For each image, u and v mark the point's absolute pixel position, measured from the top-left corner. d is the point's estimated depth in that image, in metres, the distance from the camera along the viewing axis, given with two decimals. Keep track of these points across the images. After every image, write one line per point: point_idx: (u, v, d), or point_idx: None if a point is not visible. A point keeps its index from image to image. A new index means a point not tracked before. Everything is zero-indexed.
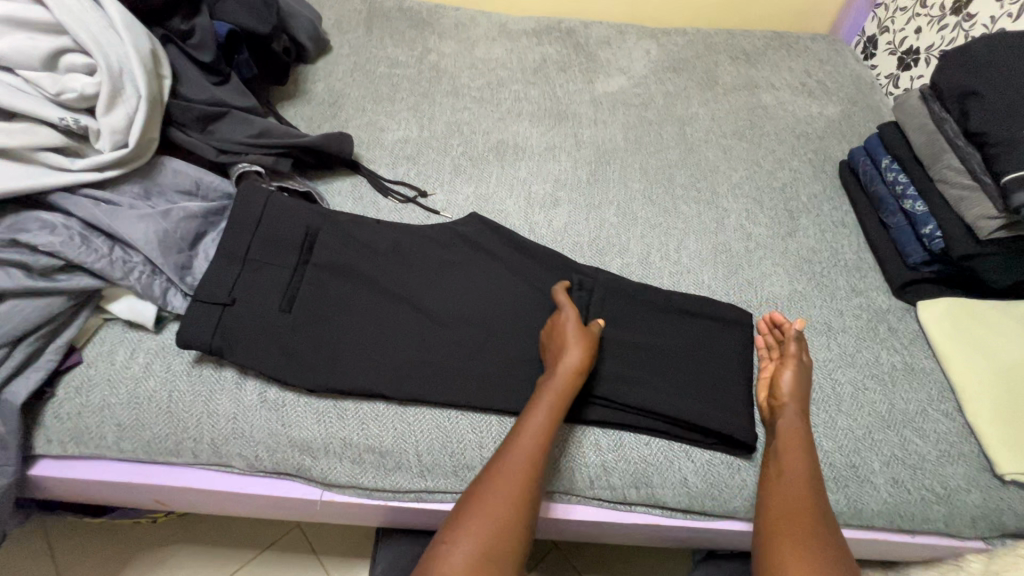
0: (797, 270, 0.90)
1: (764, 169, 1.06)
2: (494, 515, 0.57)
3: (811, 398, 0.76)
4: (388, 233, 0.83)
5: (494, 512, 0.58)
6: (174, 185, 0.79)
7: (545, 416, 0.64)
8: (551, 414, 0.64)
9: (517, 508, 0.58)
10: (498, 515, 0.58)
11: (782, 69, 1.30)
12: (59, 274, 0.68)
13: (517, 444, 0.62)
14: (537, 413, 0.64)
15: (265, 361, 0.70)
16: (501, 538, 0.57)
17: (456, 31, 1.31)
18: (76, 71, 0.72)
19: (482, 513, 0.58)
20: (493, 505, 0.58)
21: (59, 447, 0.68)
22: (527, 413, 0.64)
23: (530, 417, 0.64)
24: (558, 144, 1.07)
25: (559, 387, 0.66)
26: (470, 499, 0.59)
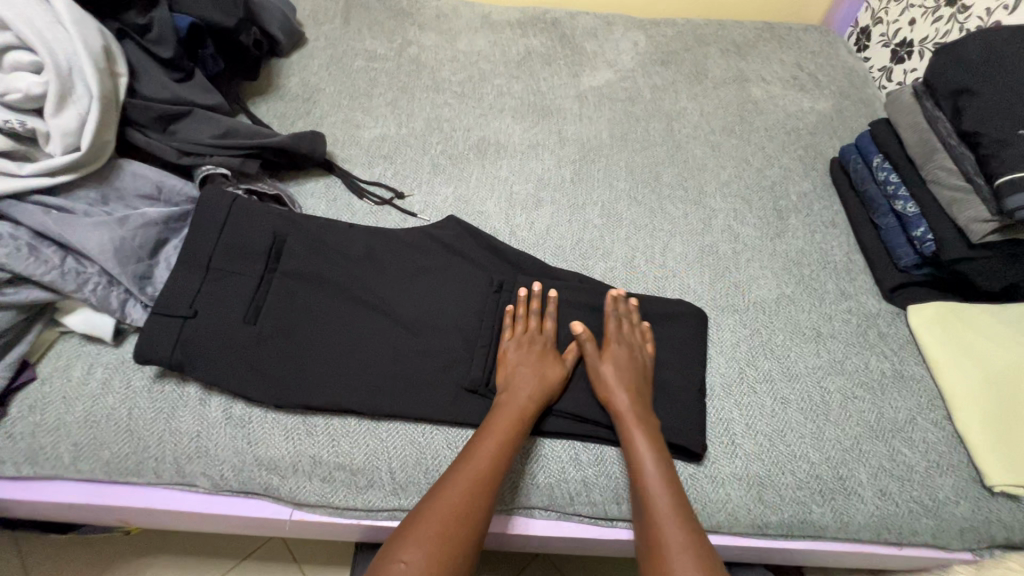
0: (785, 272, 0.88)
1: (754, 167, 1.03)
2: (438, 527, 0.55)
3: (798, 407, 0.73)
4: (362, 238, 0.80)
5: (437, 524, 0.55)
6: (132, 190, 0.75)
7: (503, 428, 0.63)
8: (511, 429, 0.63)
9: (463, 522, 0.56)
10: (444, 530, 0.55)
11: (773, 62, 1.27)
12: (7, 288, 0.64)
13: (473, 459, 0.60)
14: (496, 430, 0.63)
15: (229, 376, 0.66)
16: (448, 555, 0.54)
17: (437, 23, 1.26)
18: (21, 69, 0.67)
19: (429, 527, 0.55)
20: (439, 518, 0.56)
21: (12, 469, 0.65)
22: (488, 428, 0.63)
23: (489, 434, 0.62)
24: (542, 141, 1.03)
25: (518, 402, 0.65)
26: (417, 514, 0.57)
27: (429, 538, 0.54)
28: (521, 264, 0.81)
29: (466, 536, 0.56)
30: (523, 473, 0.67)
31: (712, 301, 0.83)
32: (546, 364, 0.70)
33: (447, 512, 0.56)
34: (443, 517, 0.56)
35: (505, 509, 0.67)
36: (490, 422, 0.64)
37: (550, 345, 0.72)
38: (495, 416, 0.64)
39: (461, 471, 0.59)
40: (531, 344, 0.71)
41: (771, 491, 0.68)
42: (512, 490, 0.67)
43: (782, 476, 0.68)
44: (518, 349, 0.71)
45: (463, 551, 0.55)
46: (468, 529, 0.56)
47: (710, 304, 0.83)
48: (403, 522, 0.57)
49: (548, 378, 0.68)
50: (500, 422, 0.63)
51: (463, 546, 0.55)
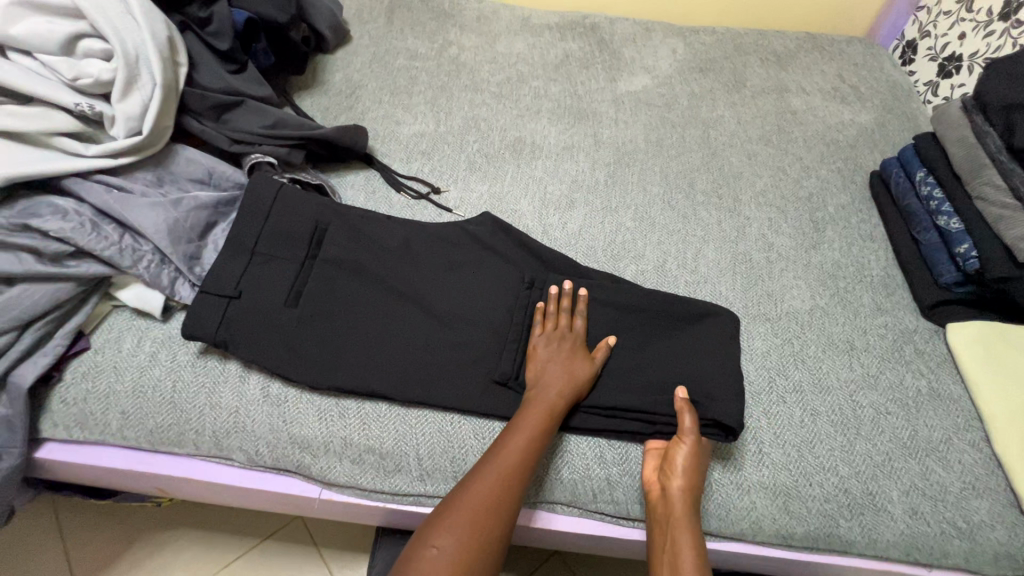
0: (819, 284, 0.87)
1: (790, 177, 1.02)
2: (472, 515, 0.56)
3: (829, 419, 0.72)
4: (399, 230, 0.82)
5: (469, 514, 0.56)
6: (186, 174, 0.79)
7: (533, 422, 0.64)
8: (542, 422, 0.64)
9: (496, 511, 0.57)
10: (475, 519, 0.56)
11: (814, 73, 1.25)
12: (69, 260, 0.68)
13: (506, 450, 0.62)
14: (527, 422, 0.64)
15: (268, 356, 0.69)
16: (478, 545, 0.55)
17: (478, 24, 1.29)
18: (93, 56, 0.71)
19: (463, 514, 0.56)
20: (474, 505, 0.57)
21: (64, 432, 0.68)
22: (520, 421, 0.64)
23: (521, 427, 0.63)
24: (577, 143, 1.04)
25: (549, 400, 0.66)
26: (453, 501, 0.58)
27: (461, 526, 0.56)
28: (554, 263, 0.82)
29: (499, 523, 0.57)
30: (548, 469, 0.68)
31: (743, 309, 0.83)
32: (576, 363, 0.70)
33: (482, 501, 0.58)
34: (477, 505, 0.57)
35: (530, 503, 0.68)
36: (522, 415, 0.65)
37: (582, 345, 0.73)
38: (527, 410, 0.65)
39: (493, 463, 0.60)
40: (558, 341, 0.72)
41: (798, 502, 0.67)
42: (535, 483, 0.68)
43: (809, 487, 0.68)
44: (547, 345, 0.72)
45: (496, 538, 0.57)
46: (500, 517, 0.58)
47: (742, 312, 0.83)
48: (439, 508, 0.58)
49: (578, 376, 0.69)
50: (530, 417, 0.64)
51: (493, 537, 0.56)
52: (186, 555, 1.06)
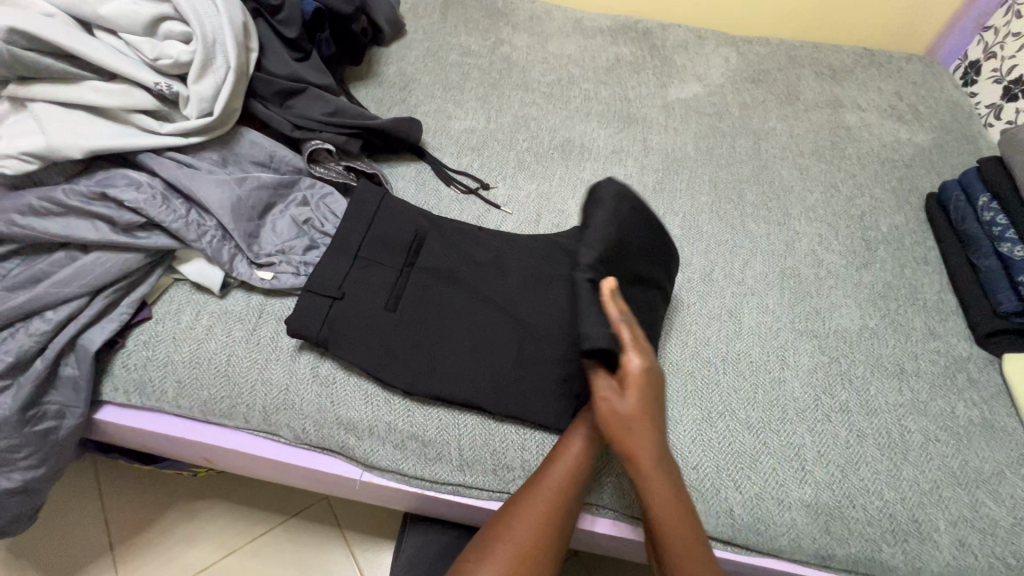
0: (870, 304, 0.85)
1: (843, 194, 1.00)
2: (515, 550, 0.58)
3: (875, 442, 0.71)
4: (491, 242, 0.81)
5: (512, 534, 0.59)
6: (249, 156, 0.81)
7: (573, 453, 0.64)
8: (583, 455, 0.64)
9: (537, 544, 0.58)
10: (515, 541, 0.58)
11: (870, 89, 1.23)
12: (139, 231, 0.71)
13: (545, 486, 0.62)
14: (568, 447, 0.64)
15: (367, 358, 0.70)
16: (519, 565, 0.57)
17: (530, 24, 1.29)
18: (173, 38, 0.74)
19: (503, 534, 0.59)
20: (516, 538, 0.58)
21: (123, 396, 0.71)
22: (558, 456, 0.63)
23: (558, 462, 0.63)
24: (626, 148, 1.04)
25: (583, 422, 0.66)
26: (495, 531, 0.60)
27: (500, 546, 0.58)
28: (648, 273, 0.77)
29: (545, 558, 0.58)
30: None
31: (790, 324, 0.82)
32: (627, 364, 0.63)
33: (525, 537, 0.58)
34: (521, 541, 0.58)
35: None
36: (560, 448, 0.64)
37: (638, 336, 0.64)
38: (568, 442, 0.64)
39: (538, 484, 0.62)
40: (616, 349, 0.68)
41: (840, 523, 0.66)
42: None
43: (853, 509, 0.66)
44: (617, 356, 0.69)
45: (541, 562, 0.58)
46: (543, 551, 0.58)
47: (790, 327, 0.82)
48: (480, 535, 0.60)
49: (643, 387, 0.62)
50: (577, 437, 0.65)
51: (538, 557, 0.58)
52: (216, 524, 1.10)
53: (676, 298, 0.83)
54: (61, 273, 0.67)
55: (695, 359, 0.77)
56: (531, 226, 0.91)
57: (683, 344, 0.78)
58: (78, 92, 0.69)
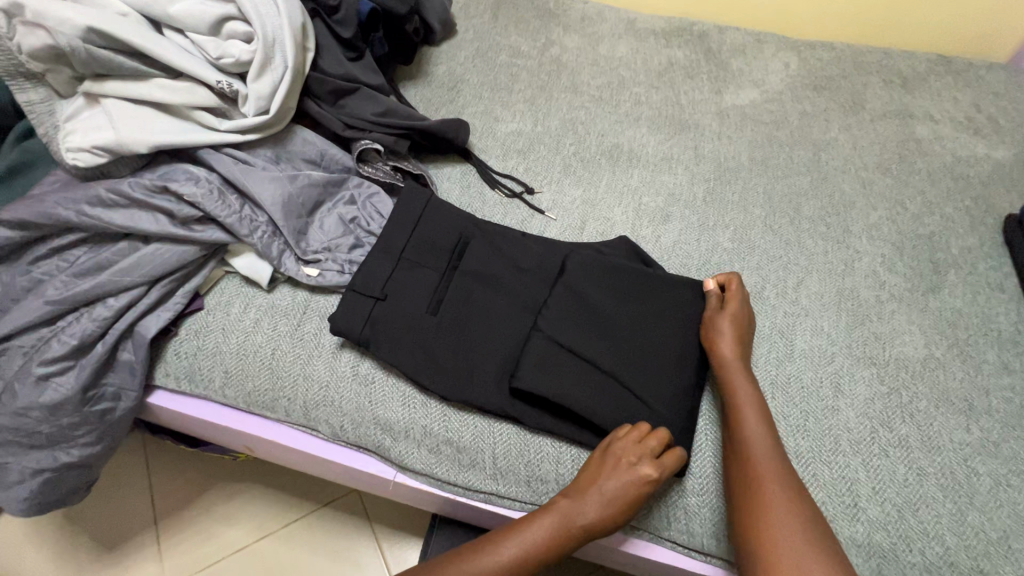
0: (936, 333, 0.79)
1: (910, 212, 0.94)
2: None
3: (937, 482, 0.66)
4: (534, 249, 0.80)
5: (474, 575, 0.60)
6: (301, 153, 0.83)
7: (603, 506, 0.62)
8: (608, 516, 0.62)
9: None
10: None
11: (945, 100, 1.15)
12: (196, 225, 0.73)
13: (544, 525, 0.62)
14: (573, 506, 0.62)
15: (407, 361, 0.70)
16: None
17: (582, 25, 1.27)
18: (236, 38, 0.76)
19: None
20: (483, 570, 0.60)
21: (174, 382, 0.75)
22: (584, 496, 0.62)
23: (562, 521, 0.62)
24: (676, 155, 1.01)
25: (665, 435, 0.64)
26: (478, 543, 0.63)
27: None
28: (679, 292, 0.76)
29: None
30: None
31: (847, 349, 0.77)
32: (733, 307, 0.74)
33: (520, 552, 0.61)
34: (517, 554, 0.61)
35: None
36: (600, 466, 0.63)
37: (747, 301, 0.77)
38: (591, 498, 0.62)
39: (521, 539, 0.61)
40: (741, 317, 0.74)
41: (894, 566, 0.62)
42: None
43: (909, 553, 0.62)
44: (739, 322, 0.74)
45: None
46: None
47: (845, 351, 0.77)
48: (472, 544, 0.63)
49: (737, 320, 0.73)
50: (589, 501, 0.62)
51: None
52: (252, 507, 1.14)
53: None
54: (122, 262, 0.70)
55: None
56: (575, 234, 0.89)
57: None
58: (147, 89, 0.72)
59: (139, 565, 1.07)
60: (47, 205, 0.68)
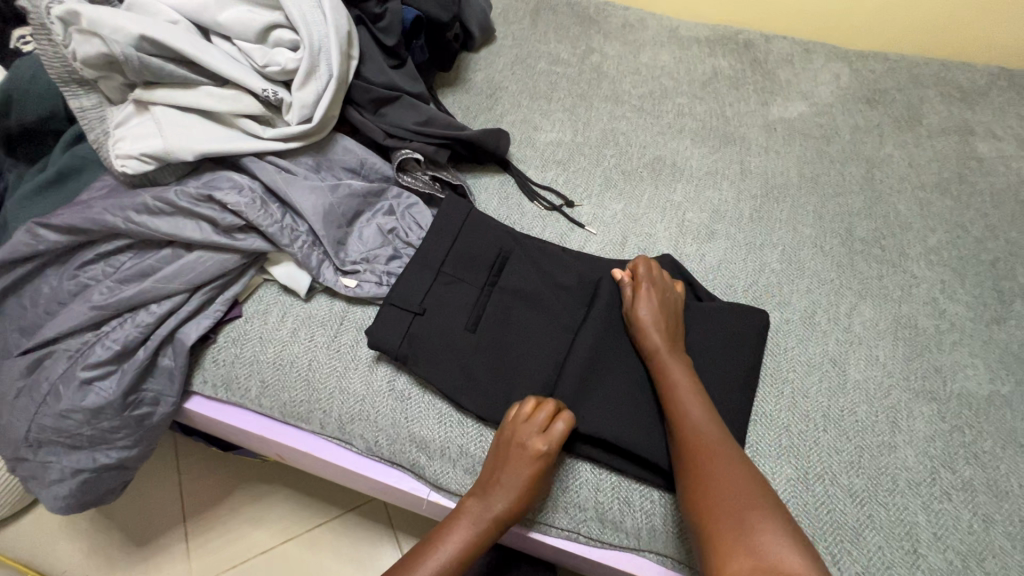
0: (1003, 367, 0.75)
1: (972, 236, 0.89)
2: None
3: (1005, 531, 0.62)
4: (575, 267, 0.78)
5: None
6: (342, 162, 0.82)
7: (509, 493, 0.61)
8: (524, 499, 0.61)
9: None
10: None
11: (1008, 116, 1.09)
12: (238, 233, 0.73)
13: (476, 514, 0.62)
14: (501, 492, 0.61)
15: (444, 379, 0.68)
16: None
17: (623, 33, 1.24)
18: (282, 46, 0.76)
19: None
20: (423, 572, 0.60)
21: (211, 390, 0.75)
22: (505, 476, 0.62)
23: (480, 521, 0.62)
24: (721, 170, 0.98)
25: (554, 404, 0.63)
26: (415, 551, 0.62)
27: None
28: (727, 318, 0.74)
29: None
30: (663, 517, 0.64)
31: (904, 381, 0.73)
32: (643, 285, 0.71)
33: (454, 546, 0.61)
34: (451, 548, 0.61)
35: (635, 547, 0.65)
36: (502, 452, 0.63)
37: (655, 275, 0.73)
38: (498, 486, 0.62)
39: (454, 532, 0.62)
40: (664, 296, 0.71)
41: None
42: (650, 532, 0.64)
43: None
44: (664, 300, 0.71)
45: None
46: None
47: (903, 384, 0.73)
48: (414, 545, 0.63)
49: (654, 300, 0.70)
50: (510, 482, 0.61)
51: None
52: (278, 510, 1.14)
53: (772, 341, 0.76)
54: (166, 268, 0.70)
55: (791, 412, 0.70)
56: (615, 249, 0.87)
57: (779, 393, 0.72)
58: (194, 97, 0.72)
59: (166, 563, 1.08)
60: (95, 211, 0.68)
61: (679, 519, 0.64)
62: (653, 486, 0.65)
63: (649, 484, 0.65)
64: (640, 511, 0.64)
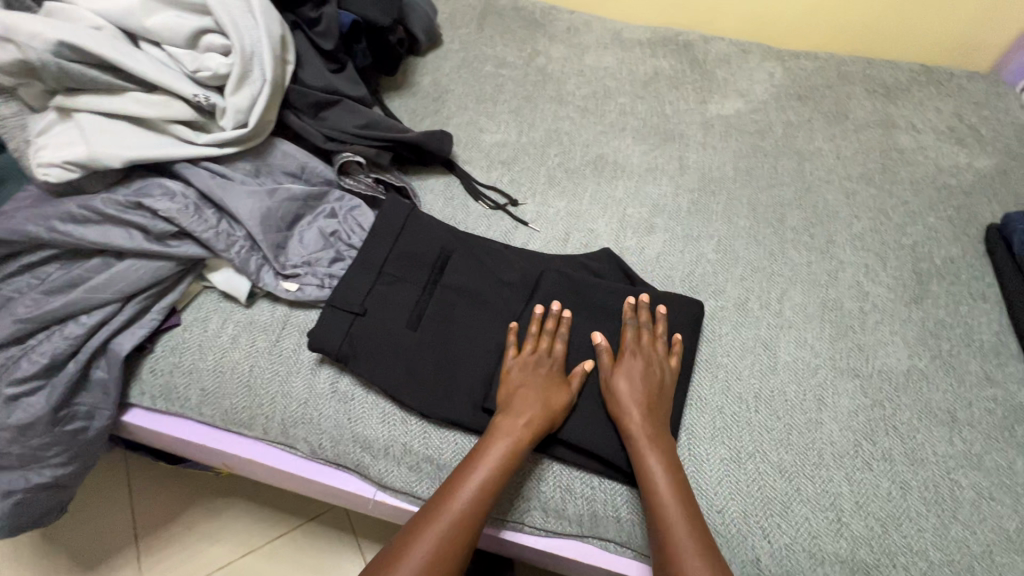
0: (920, 344, 0.79)
1: (893, 223, 0.94)
2: (452, 518, 0.59)
3: (920, 496, 0.66)
4: (516, 263, 0.79)
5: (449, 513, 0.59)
6: (281, 166, 0.82)
7: (532, 404, 0.65)
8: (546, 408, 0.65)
9: (453, 556, 0.58)
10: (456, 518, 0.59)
11: (927, 109, 1.16)
12: (171, 240, 0.72)
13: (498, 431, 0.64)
14: (521, 409, 0.64)
15: (386, 378, 0.69)
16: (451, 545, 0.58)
17: (568, 35, 1.27)
18: (213, 51, 0.75)
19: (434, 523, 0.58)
20: (450, 510, 0.59)
21: (149, 401, 0.73)
22: (522, 392, 0.66)
23: (504, 445, 0.63)
24: (661, 166, 1.01)
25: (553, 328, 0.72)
26: (438, 494, 0.61)
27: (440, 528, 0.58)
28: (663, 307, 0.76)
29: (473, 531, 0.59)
30: (604, 503, 0.66)
31: (830, 360, 0.77)
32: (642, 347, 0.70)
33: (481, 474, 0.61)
34: (477, 477, 0.61)
35: (579, 534, 0.67)
36: (512, 375, 0.68)
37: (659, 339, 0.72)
38: (518, 400, 0.65)
39: (477, 458, 0.62)
40: (659, 361, 0.70)
41: None
42: (591, 518, 0.66)
43: (893, 569, 0.61)
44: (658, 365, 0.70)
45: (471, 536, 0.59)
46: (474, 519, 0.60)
47: (829, 364, 0.77)
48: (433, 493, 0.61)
49: (648, 362, 0.69)
50: (529, 395, 0.65)
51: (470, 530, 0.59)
52: (235, 524, 1.12)
53: (707, 327, 0.80)
54: (96, 278, 0.69)
55: (724, 394, 0.73)
56: (559, 246, 0.89)
57: (713, 377, 0.75)
58: (121, 103, 0.71)
59: None
60: (17, 221, 0.66)
61: (620, 505, 0.66)
62: (593, 474, 0.67)
63: (589, 473, 0.67)
64: (581, 498, 0.66)
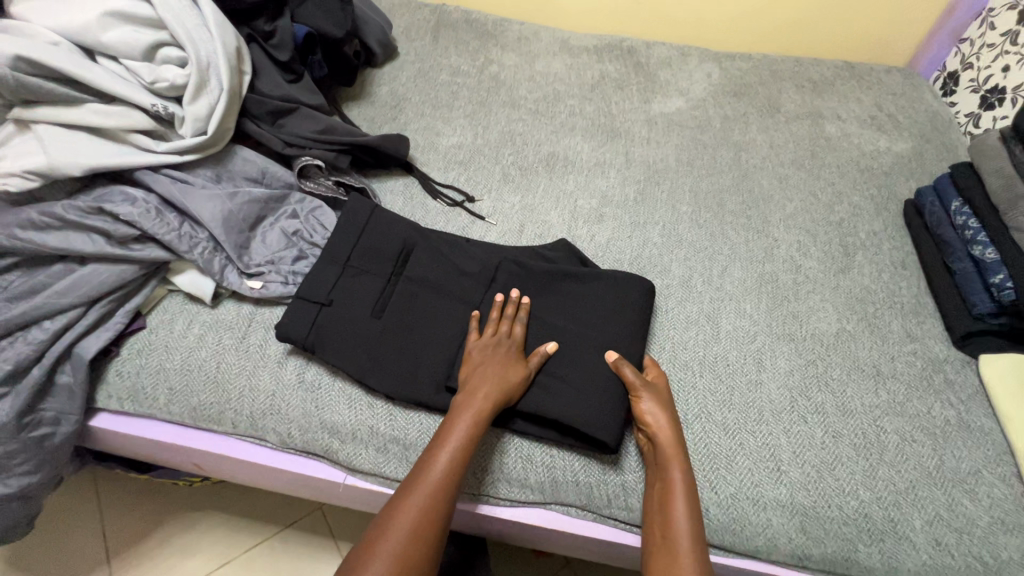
0: (848, 309, 0.86)
1: (822, 202, 1.02)
2: (422, 497, 0.60)
3: (851, 442, 0.72)
4: (474, 253, 0.84)
5: (418, 493, 0.60)
6: (242, 172, 0.85)
7: (489, 383, 0.68)
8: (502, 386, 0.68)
9: (428, 537, 0.58)
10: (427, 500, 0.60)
11: (851, 101, 1.26)
12: (135, 244, 0.74)
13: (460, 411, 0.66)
14: (480, 389, 0.67)
15: (351, 364, 0.72)
16: (424, 528, 0.58)
17: (518, 45, 1.34)
18: (170, 63, 0.78)
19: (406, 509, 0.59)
20: (420, 491, 0.60)
21: (117, 404, 0.74)
22: (479, 373, 0.69)
23: (467, 424, 0.65)
24: (608, 160, 1.07)
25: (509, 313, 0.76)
26: (409, 479, 0.62)
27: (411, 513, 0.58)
28: (613, 285, 0.80)
29: (443, 512, 0.60)
30: (563, 470, 0.70)
31: (767, 326, 0.83)
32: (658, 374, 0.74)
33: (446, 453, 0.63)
34: (443, 456, 0.62)
35: (541, 501, 0.71)
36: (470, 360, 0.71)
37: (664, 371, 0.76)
38: (477, 381, 0.68)
39: (441, 439, 0.64)
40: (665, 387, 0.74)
41: (815, 522, 0.67)
42: (551, 484, 0.70)
43: (829, 509, 0.67)
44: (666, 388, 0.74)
45: (442, 517, 0.60)
46: (443, 500, 0.61)
47: (766, 330, 0.83)
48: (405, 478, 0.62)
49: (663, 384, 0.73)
50: (486, 374, 0.69)
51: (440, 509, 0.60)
52: (210, 536, 1.11)
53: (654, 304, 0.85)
54: (59, 284, 0.70)
55: (672, 363, 0.78)
56: (514, 237, 0.94)
57: (660, 348, 0.80)
58: (81, 115, 0.73)
59: None
60: None
61: (578, 470, 0.70)
62: (552, 444, 0.71)
63: (548, 443, 0.71)
64: (541, 467, 0.70)
